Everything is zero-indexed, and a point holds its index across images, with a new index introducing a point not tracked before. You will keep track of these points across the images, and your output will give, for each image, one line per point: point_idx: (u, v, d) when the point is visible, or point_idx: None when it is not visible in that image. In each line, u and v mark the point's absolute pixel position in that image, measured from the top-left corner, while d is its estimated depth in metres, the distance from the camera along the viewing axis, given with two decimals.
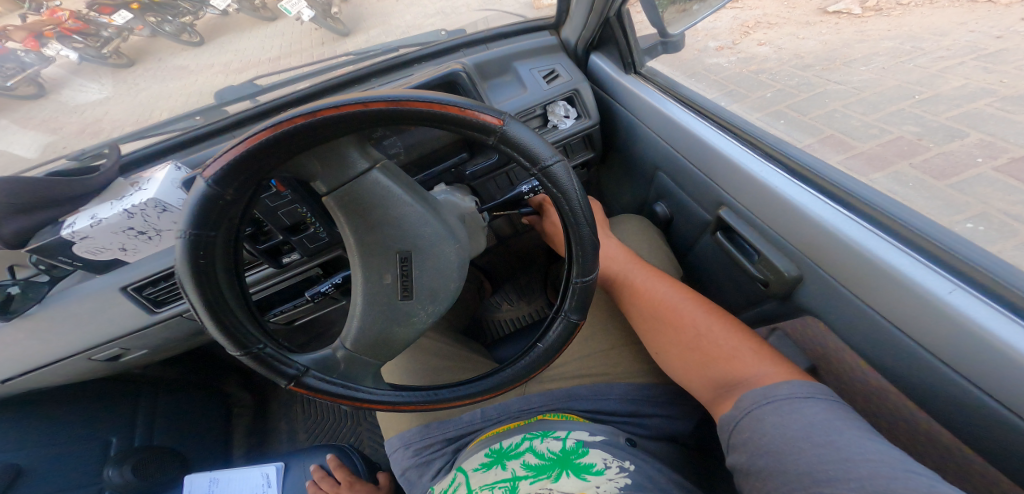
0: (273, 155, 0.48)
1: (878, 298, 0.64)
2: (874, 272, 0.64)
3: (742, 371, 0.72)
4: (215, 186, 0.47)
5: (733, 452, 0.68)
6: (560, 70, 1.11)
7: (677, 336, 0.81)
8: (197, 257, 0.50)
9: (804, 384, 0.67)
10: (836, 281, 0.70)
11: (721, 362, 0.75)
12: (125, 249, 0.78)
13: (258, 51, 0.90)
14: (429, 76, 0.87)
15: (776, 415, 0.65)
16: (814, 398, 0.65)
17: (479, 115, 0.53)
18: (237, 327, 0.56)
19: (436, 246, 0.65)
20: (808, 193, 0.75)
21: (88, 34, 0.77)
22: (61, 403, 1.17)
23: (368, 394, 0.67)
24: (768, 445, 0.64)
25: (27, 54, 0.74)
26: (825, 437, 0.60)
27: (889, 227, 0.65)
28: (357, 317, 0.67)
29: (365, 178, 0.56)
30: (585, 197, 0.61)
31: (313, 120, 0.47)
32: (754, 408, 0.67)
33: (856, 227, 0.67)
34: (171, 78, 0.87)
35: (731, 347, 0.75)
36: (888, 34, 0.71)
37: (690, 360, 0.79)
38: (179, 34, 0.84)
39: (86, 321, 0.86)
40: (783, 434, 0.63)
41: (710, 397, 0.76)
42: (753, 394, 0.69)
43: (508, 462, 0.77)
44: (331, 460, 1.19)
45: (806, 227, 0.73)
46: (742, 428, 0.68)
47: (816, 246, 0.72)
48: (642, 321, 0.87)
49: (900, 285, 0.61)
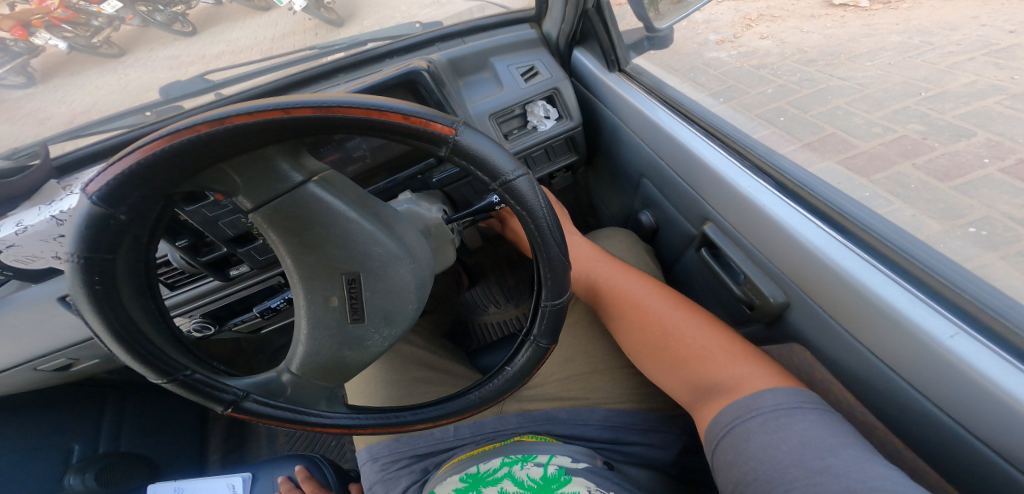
0: (174, 167, 0.41)
1: (871, 336, 0.57)
2: (864, 306, 0.57)
3: (721, 373, 0.65)
4: (101, 204, 0.40)
5: (720, 477, 0.59)
6: (540, 66, 1.04)
7: (654, 340, 0.74)
8: (94, 281, 0.43)
9: (790, 391, 0.59)
10: (826, 313, 0.63)
11: (700, 364, 0.68)
12: (59, 257, 0.71)
13: (254, 42, 0.86)
14: (388, 75, 0.81)
15: (764, 433, 0.57)
16: (803, 409, 0.57)
17: (430, 123, 0.46)
18: (158, 355, 0.50)
19: (389, 266, 0.58)
20: (798, 213, 0.68)
21: (77, 24, 0.73)
22: (19, 410, 1.13)
23: (321, 418, 0.61)
24: (756, 471, 0.55)
25: (14, 43, 0.70)
26: (819, 462, 0.51)
27: (886, 255, 0.58)
28: (302, 338, 0.60)
29: (299, 191, 0.50)
30: (553, 214, 0.54)
31: (222, 128, 0.40)
32: (737, 424, 0.59)
33: (847, 253, 0.60)
34: (165, 67, 0.82)
35: (711, 347, 0.68)
36: (896, 27, 0.64)
37: (669, 366, 0.72)
38: (171, 24, 0.80)
39: (21, 333, 0.81)
40: (771, 457, 0.54)
41: (687, 398, 0.69)
42: (736, 408, 0.61)
43: (484, 488, 0.68)
44: (300, 471, 1.14)
45: (794, 251, 0.66)
46: (726, 448, 0.59)
47: (805, 273, 0.65)
48: (620, 325, 0.80)
49: (894, 322, 0.54)
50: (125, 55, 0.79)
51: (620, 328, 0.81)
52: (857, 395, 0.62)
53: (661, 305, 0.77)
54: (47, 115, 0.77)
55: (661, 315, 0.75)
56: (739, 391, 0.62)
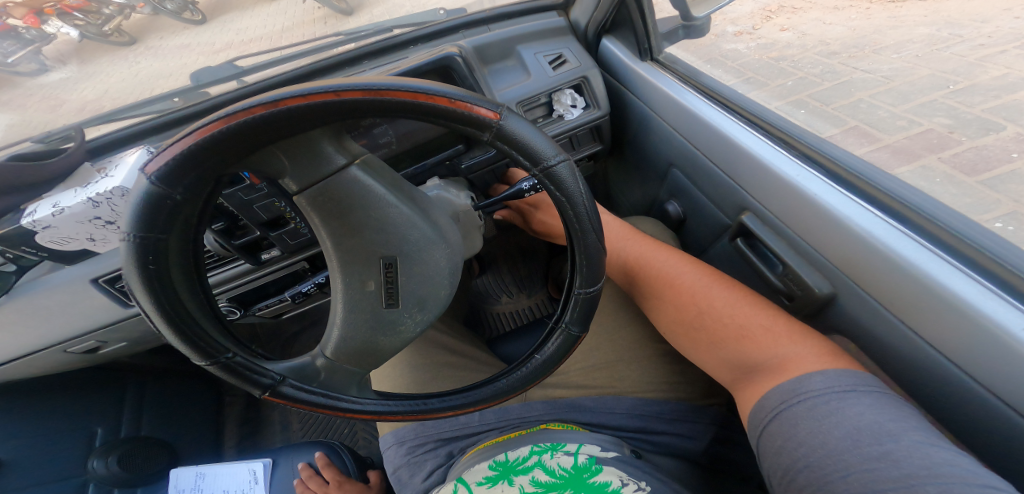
0: (228, 149, 0.42)
1: (932, 328, 0.56)
2: (926, 297, 0.56)
3: (764, 355, 0.64)
4: (159, 184, 0.41)
5: (767, 462, 0.59)
6: (568, 54, 1.03)
7: (697, 320, 0.73)
8: (147, 261, 0.44)
9: (842, 373, 0.58)
10: (883, 305, 0.62)
11: (740, 346, 0.67)
12: (94, 240, 0.73)
13: (262, 28, 0.86)
14: (421, 60, 0.81)
15: (813, 419, 0.56)
16: (856, 391, 0.55)
17: (474, 108, 0.46)
18: (200, 335, 0.50)
19: (425, 251, 0.59)
20: (851, 201, 0.66)
21: (89, 12, 0.74)
22: (45, 393, 1.15)
23: (352, 404, 0.61)
24: (808, 458, 0.54)
25: (27, 31, 0.70)
26: (877, 448, 0.50)
27: (949, 244, 0.56)
28: (337, 325, 0.60)
29: (342, 174, 0.50)
30: (592, 200, 0.54)
31: (275, 111, 0.40)
32: (783, 409, 0.59)
33: (909, 243, 0.58)
34: (172, 56, 0.83)
35: (751, 327, 0.68)
36: (924, 19, 0.63)
37: (712, 345, 0.71)
38: (181, 12, 0.80)
39: (53, 314, 0.83)
40: (823, 443, 0.53)
41: (727, 379, 0.70)
42: (781, 392, 0.60)
43: (515, 477, 0.69)
44: (319, 458, 1.16)
45: (847, 241, 0.65)
46: (773, 434, 0.59)
47: (859, 263, 0.64)
48: (659, 305, 0.80)
49: (960, 313, 0.53)
50: (136, 43, 0.80)
51: (656, 307, 0.81)
52: (905, 387, 0.63)
53: (697, 283, 0.76)
54: (58, 101, 0.77)
55: (696, 292, 0.75)
56: (784, 373, 0.61)
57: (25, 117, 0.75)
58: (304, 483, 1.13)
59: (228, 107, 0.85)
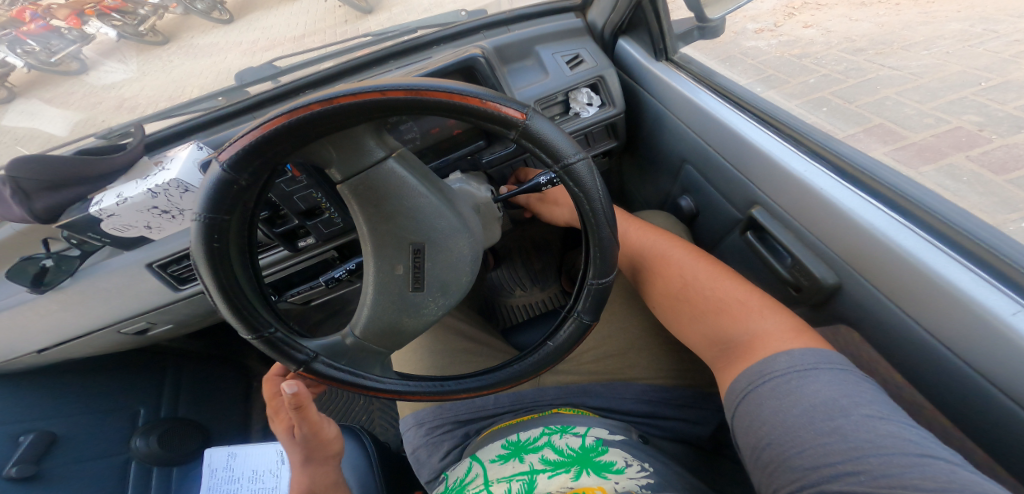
0: (288, 140, 0.48)
1: (930, 316, 0.59)
2: (925, 286, 0.58)
3: (740, 330, 0.68)
4: (229, 171, 0.48)
5: (739, 440, 0.62)
6: (584, 54, 1.07)
7: (691, 305, 0.76)
8: (212, 240, 0.51)
9: (806, 352, 0.60)
10: (884, 295, 0.65)
11: (718, 321, 0.72)
12: (150, 227, 0.80)
13: (285, 28, 0.90)
14: (446, 61, 0.86)
15: (774, 398, 0.58)
16: (816, 370, 0.58)
17: (502, 109, 0.51)
18: (250, 310, 0.57)
19: (451, 240, 0.64)
20: (856, 195, 0.68)
21: (126, 12, 0.80)
22: (94, 371, 1.24)
23: (376, 383, 0.66)
24: (769, 435, 0.57)
25: (70, 32, 0.76)
26: (828, 424, 0.53)
27: (948, 237, 0.59)
28: (368, 305, 0.66)
29: (381, 167, 0.56)
30: (608, 197, 0.58)
31: (328, 107, 0.46)
32: (751, 390, 0.61)
33: (908, 234, 0.61)
34: (204, 55, 0.88)
35: (729, 302, 0.72)
36: (956, 15, 0.63)
37: (707, 330, 0.73)
38: (211, 12, 0.84)
39: (110, 296, 0.91)
40: (781, 421, 0.56)
41: (709, 355, 0.73)
42: (750, 374, 0.63)
43: (526, 455, 0.74)
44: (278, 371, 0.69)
45: (852, 233, 0.67)
46: (743, 414, 0.61)
47: (863, 254, 0.66)
48: (661, 299, 0.82)
49: (956, 302, 0.55)
50: (170, 42, 0.85)
51: (649, 288, 0.85)
52: (906, 375, 0.65)
53: (686, 272, 0.79)
54: (100, 99, 0.84)
55: (683, 267, 0.80)
56: (752, 352, 0.65)
57: (85, 115, 0.84)
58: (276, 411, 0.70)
59: (265, 106, 0.92)
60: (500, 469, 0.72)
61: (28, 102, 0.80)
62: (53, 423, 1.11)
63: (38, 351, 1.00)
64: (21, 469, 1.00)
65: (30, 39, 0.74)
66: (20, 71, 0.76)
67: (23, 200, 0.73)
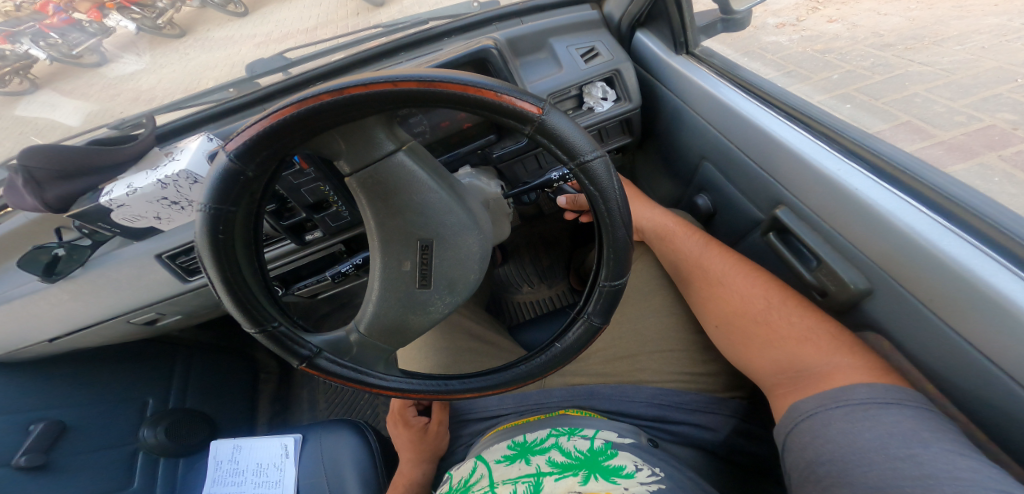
0: (296, 130, 0.46)
1: (974, 327, 0.55)
2: (968, 294, 0.55)
3: (812, 360, 0.69)
4: (236, 161, 0.47)
5: (792, 456, 0.65)
6: (600, 47, 1.04)
7: (759, 328, 0.76)
8: (218, 231, 0.50)
9: (889, 388, 0.62)
10: (922, 303, 0.61)
11: (788, 347, 0.72)
12: (160, 218, 0.80)
13: (298, 20, 0.90)
14: (459, 52, 0.84)
15: (846, 421, 0.61)
16: (900, 404, 0.60)
17: (517, 102, 0.49)
18: (253, 302, 0.56)
19: (459, 236, 0.62)
20: (895, 196, 0.65)
21: (145, 6, 0.80)
22: (106, 362, 1.25)
23: (379, 380, 0.65)
24: (831, 452, 0.60)
25: (90, 25, 0.76)
26: (904, 450, 0.55)
27: (997, 242, 0.55)
28: (373, 301, 0.64)
29: (389, 160, 0.55)
30: (624, 193, 0.55)
31: (339, 98, 0.45)
32: (819, 411, 0.64)
33: (956, 239, 0.57)
34: (217, 48, 0.87)
35: (800, 328, 0.72)
36: (994, 9, 0.60)
37: (772, 352, 0.74)
38: (225, 5, 0.85)
39: (120, 286, 0.91)
40: (851, 441, 0.59)
41: (769, 381, 0.74)
42: (822, 396, 0.65)
43: (532, 457, 0.72)
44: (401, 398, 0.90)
45: (889, 236, 0.64)
46: (802, 430, 0.65)
47: (899, 258, 0.63)
48: (716, 318, 0.83)
49: (1003, 312, 0.51)
50: (187, 35, 0.85)
51: (704, 305, 0.85)
52: (939, 386, 0.63)
53: (766, 297, 0.78)
54: (116, 91, 0.84)
55: (744, 286, 0.81)
56: (828, 381, 0.66)
57: (95, 105, 0.83)
58: (402, 415, 0.89)
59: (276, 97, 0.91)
60: (506, 470, 0.71)
61: (47, 93, 0.81)
62: (64, 412, 1.12)
63: (49, 340, 1.01)
64: (31, 458, 1.01)
65: (52, 32, 0.73)
66: (43, 64, 0.76)
67: (35, 189, 0.73)
